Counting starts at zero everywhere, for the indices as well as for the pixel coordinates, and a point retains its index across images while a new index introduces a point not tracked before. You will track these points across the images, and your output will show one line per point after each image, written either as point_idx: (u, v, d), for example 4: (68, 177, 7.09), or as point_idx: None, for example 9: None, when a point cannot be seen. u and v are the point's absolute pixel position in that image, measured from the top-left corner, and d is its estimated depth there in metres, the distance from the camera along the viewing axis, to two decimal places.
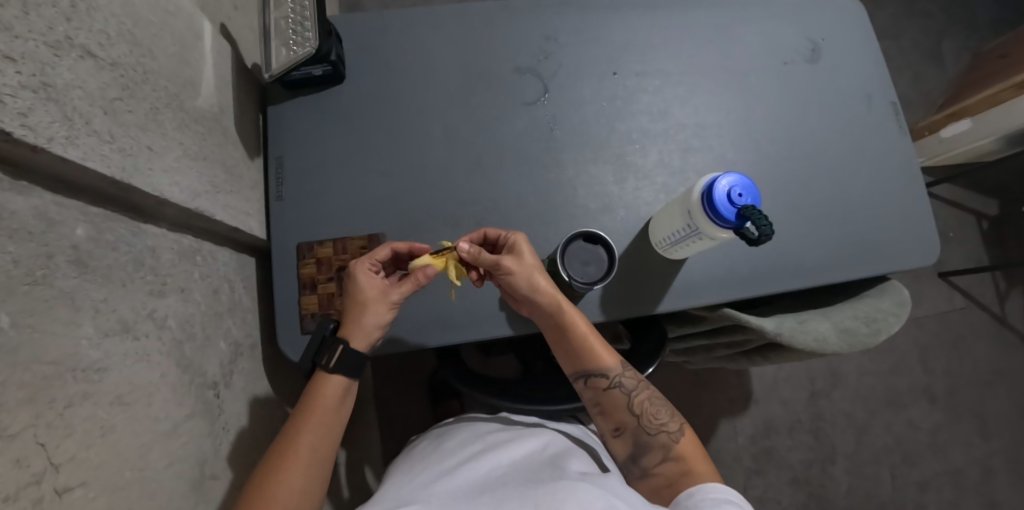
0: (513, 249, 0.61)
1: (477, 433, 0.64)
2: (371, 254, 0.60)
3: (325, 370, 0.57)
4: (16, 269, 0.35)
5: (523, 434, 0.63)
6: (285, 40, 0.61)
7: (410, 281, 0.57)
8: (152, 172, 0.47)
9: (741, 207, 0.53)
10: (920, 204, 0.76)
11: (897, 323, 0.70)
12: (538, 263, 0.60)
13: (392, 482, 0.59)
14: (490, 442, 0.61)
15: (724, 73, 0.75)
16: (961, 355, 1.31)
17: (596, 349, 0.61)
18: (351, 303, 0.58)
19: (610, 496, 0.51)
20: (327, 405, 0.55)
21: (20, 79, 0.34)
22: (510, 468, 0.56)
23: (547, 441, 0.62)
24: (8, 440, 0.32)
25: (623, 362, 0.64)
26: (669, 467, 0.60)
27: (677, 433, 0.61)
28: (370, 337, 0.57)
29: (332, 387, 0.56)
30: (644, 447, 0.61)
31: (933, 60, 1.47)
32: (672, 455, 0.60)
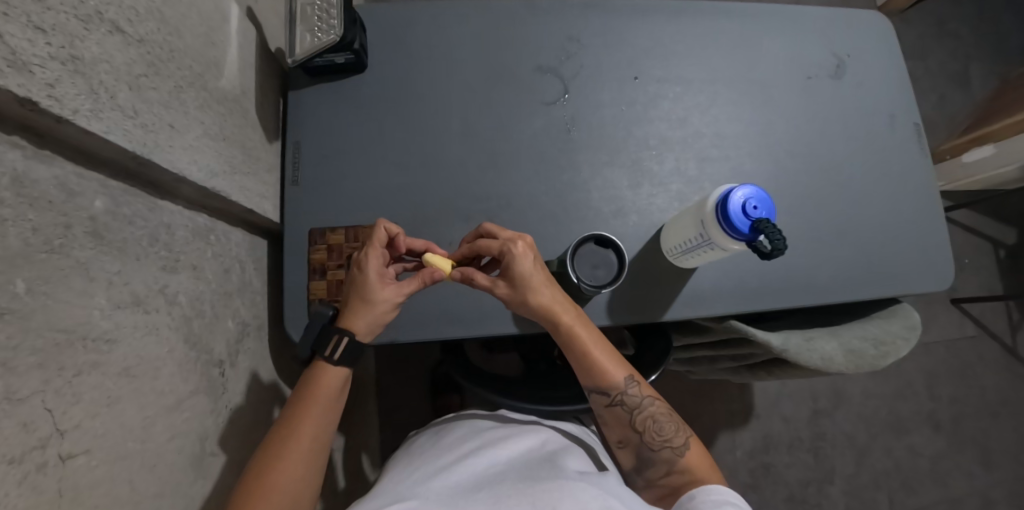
0: (508, 267, 0.58)
1: (476, 429, 0.64)
2: (372, 239, 0.57)
3: (324, 360, 0.57)
4: (34, 237, 0.36)
5: (521, 431, 0.64)
6: (310, 26, 0.61)
7: (418, 284, 0.56)
8: (172, 149, 0.48)
9: (756, 220, 0.53)
10: (937, 228, 0.75)
11: (905, 347, 0.69)
12: (537, 283, 0.57)
13: (392, 474, 0.60)
14: (489, 437, 0.62)
15: (747, 84, 0.74)
16: (968, 384, 1.30)
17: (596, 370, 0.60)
18: (358, 297, 0.56)
19: (607, 495, 0.52)
20: (325, 391, 0.56)
21: (48, 50, 0.35)
22: (508, 465, 0.57)
23: (546, 438, 0.63)
24: (16, 403, 0.33)
25: (631, 378, 0.62)
26: (674, 478, 0.60)
27: (682, 448, 0.61)
28: (372, 332, 0.57)
29: (332, 377, 0.57)
30: (649, 461, 0.62)
31: (960, 84, 1.44)
32: (675, 469, 0.60)
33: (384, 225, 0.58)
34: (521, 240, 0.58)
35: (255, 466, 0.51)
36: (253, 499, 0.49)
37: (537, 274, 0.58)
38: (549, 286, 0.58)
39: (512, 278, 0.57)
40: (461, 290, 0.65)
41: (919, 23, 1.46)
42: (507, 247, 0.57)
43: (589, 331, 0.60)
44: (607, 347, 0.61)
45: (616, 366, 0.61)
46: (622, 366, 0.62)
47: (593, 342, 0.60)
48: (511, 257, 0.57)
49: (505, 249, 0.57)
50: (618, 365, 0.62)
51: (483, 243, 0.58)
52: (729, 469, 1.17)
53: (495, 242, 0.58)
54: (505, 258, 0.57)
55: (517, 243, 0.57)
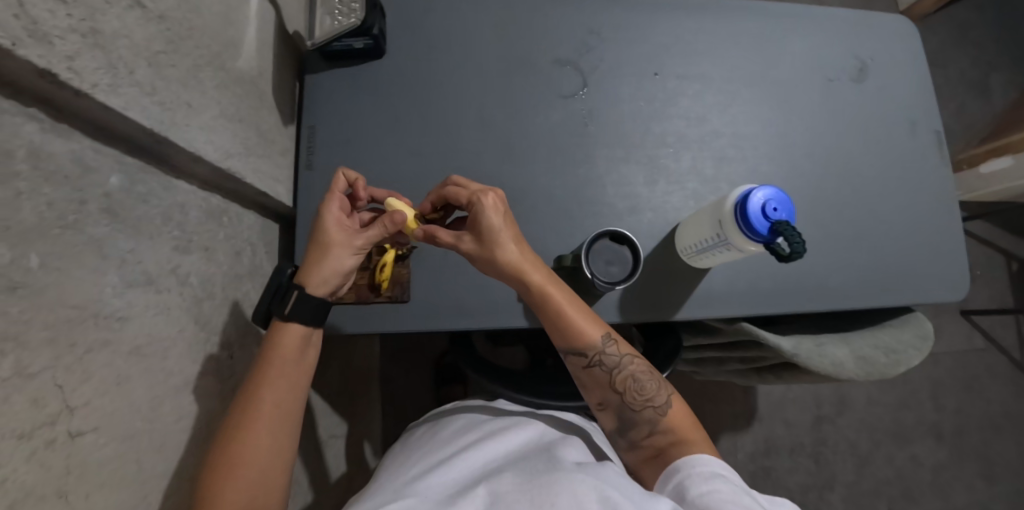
0: (479, 218, 0.56)
1: (474, 423, 0.64)
2: (330, 188, 0.57)
3: (282, 318, 0.54)
4: (49, 211, 0.35)
5: (518, 424, 0.63)
6: (330, 9, 0.60)
7: (379, 228, 0.55)
8: (189, 128, 0.47)
9: (775, 222, 0.52)
10: (953, 236, 0.74)
11: (917, 357, 0.68)
12: (507, 234, 0.56)
13: (393, 470, 0.59)
14: (486, 431, 0.61)
15: (768, 85, 0.73)
16: (974, 396, 1.29)
17: (572, 329, 0.58)
18: (316, 246, 0.55)
19: (605, 484, 0.49)
20: (287, 356, 0.53)
21: (69, 22, 0.34)
22: (505, 459, 0.56)
23: (544, 431, 0.62)
24: (27, 379, 0.33)
25: (606, 337, 0.60)
26: (658, 438, 0.59)
27: (664, 406, 0.60)
28: (329, 283, 0.54)
29: (290, 337, 0.54)
30: (631, 422, 0.61)
31: (980, 93, 1.42)
32: (659, 429, 0.59)
33: (342, 176, 0.58)
34: (491, 192, 0.57)
35: (219, 441, 0.48)
36: (222, 478, 0.47)
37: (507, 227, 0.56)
38: (519, 243, 0.57)
39: (479, 230, 0.56)
40: (470, 281, 0.65)
41: (940, 29, 1.45)
42: (477, 199, 0.56)
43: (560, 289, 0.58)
44: (580, 306, 0.60)
45: (591, 324, 0.59)
46: (597, 324, 0.60)
47: (566, 298, 0.58)
48: (479, 207, 0.56)
49: (473, 198, 0.56)
50: (592, 324, 0.60)
51: (451, 192, 0.57)
52: None
53: (466, 193, 0.57)
54: (473, 208, 0.56)
55: (488, 195, 0.56)
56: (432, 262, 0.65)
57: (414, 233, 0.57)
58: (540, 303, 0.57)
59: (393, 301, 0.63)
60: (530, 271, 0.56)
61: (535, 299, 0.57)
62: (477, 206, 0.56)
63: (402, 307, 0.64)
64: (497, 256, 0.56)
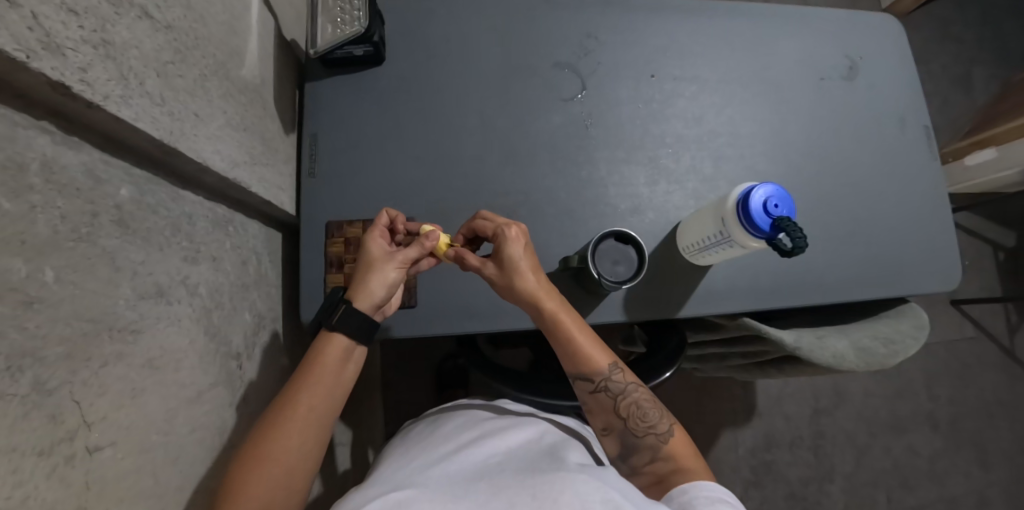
0: (498, 248, 0.58)
1: (476, 419, 0.64)
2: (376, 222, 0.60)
3: (330, 329, 0.55)
4: (62, 224, 0.35)
5: (520, 423, 0.63)
6: (333, 18, 0.60)
7: (418, 245, 0.56)
8: (197, 138, 0.47)
9: (777, 218, 0.53)
10: (945, 229, 0.76)
11: (915, 346, 0.69)
12: (525, 263, 0.58)
13: (393, 462, 0.59)
14: (487, 428, 0.61)
15: (762, 84, 0.75)
16: (966, 385, 1.32)
17: (581, 355, 0.59)
18: (362, 264, 0.57)
19: (608, 487, 0.50)
20: (329, 365, 0.54)
21: (82, 33, 0.34)
22: (507, 456, 0.56)
23: (543, 431, 0.62)
24: (45, 395, 0.33)
25: (614, 365, 0.61)
26: (659, 466, 0.58)
27: (667, 435, 0.59)
28: (374, 296, 0.55)
29: (334, 348, 0.55)
30: (633, 448, 0.60)
31: (963, 88, 1.46)
32: (661, 455, 0.58)
33: (389, 210, 0.61)
34: (513, 225, 0.59)
35: (255, 434, 0.49)
36: (251, 469, 0.47)
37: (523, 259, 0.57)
38: (534, 271, 0.58)
39: (498, 259, 0.58)
40: (477, 284, 0.65)
41: (924, 26, 1.48)
42: (500, 231, 0.58)
43: (570, 318, 0.59)
44: (590, 334, 0.60)
45: (599, 352, 0.60)
46: (606, 352, 0.60)
47: (577, 326, 0.59)
48: (501, 237, 0.58)
49: (497, 230, 0.58)
50: (601, 352, 0.60)
51: (478, 223, 0.60)
52: (731, 467, 1.19)
53: (490, 224, 0.59)
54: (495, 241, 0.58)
55: (510, 228, 0.58)
56: (437, 267, 0.65)
57: (447, 253, 0.58)
58: (550, 328, 0.58)
59: (400, 307, 0.63)
60: (543, 298, 0.57)
61: (546, 325, 0.58)
62: (500, 236, 0.58)
63: (410, 313, 0.64)
64: (511, 284, 0.57)
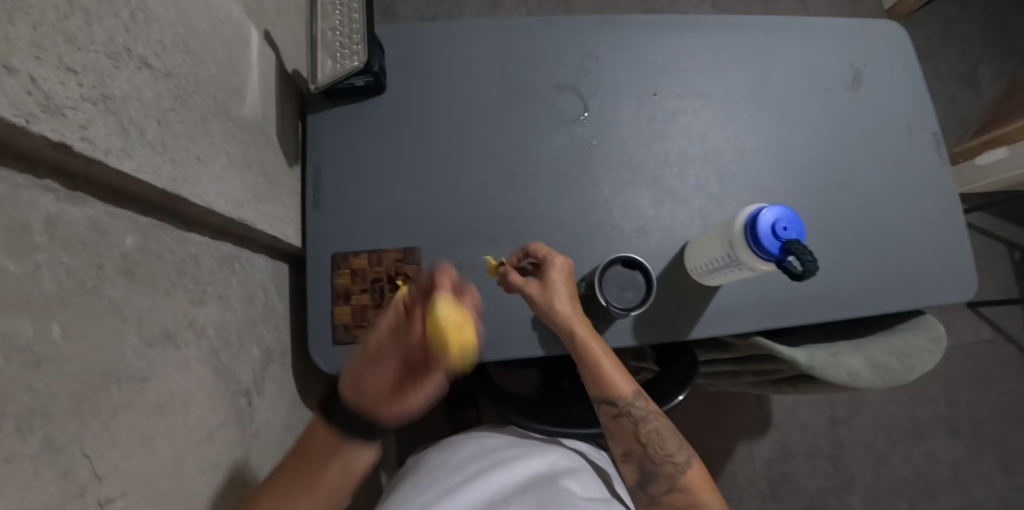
0: (543, 275, 0.60)
1: (486, 447, 0.63)
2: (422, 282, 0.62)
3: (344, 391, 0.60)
4: (68, 280, 0.35)
5: (530, 451, 0.62)
6: (332, 51, 0.60)
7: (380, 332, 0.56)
8: (200, 182, 0.47)
9: (786, 241, 0.52)
10: (958, 237, 0.74)
11: (933, 360, 0.68)
12: (565, 291, 0.58)
13: (399, 496, 0.58)
14: (496, 458, 0.60)
15: (766, 98, 0.74)
16: (987, 388, 1.29)
17: (608, 378, 0.58)
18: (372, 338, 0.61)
19: None
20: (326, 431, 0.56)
21: (81, 91, 0.35)
22: (513, 491, 0.56)
23: (554, 461, 0.61)
24: (55, 452, 0.33)
25: (638, 390, 0.60)
26: (676, 496, 0.57)
27: (685, 465, 0.59)
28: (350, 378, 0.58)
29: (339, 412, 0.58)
30: (650, 475, 0.59)
31: (970, 85, 1.44)
32: (678, 486, 0.58)
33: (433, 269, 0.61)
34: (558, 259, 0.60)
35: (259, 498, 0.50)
36: None
37: (560, 286, 0.58)
38: (569, 298, 0.58)
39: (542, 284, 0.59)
40: (487, 310, 0.64)
41: (928, 25, 1.46)
42: (548, 261, 0.60)
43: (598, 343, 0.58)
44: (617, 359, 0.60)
45: (624, 377, 0.59)
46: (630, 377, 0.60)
47: (605, 350, 0.59)
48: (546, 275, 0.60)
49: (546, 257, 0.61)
50: (626, 378, 0.60)
51: (531, 248, 0.62)
52: (748, 479, 1.17)
53: (541, 250, 0.61)
54: (544, 263, 0.60)
55: (557, 259, 0.60)
56: None
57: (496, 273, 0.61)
58: (578, 350, 0.58)
59: None
60: (576, 321, 0.57)
61: (575, 346, 0.58)
62: (546, 266, 0.60)
63: None
64: (547, 308, 0.57)
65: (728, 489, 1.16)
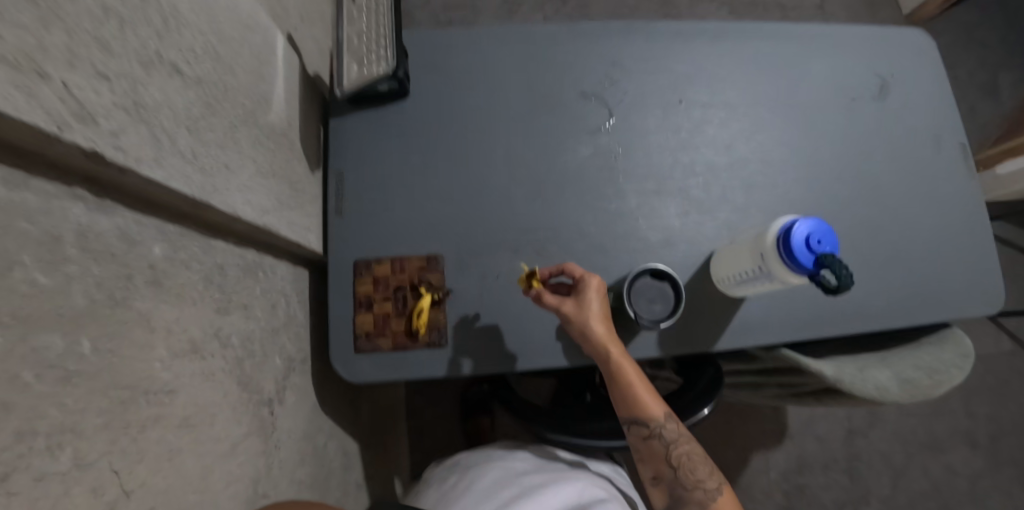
0: (578, 295, 0.58)
1: (512, 473, 0.62)
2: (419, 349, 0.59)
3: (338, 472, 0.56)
4: (98, 292, 0.35)
5: (557, 479, 0.61)
6: (359, 57, 0.60)
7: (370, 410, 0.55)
8: (227, 190, 0.46)
9: (820, 254, 0.51)
10: (988, 250, 0.73)
11: (961, 376, 0.66)
12: (602, 312, 0.57)
13: None
14: (523, 485, 0.59)
15: (793, 108, 0.73)
16: (1006, 401, 1.27)
17: (642, 401, 0.57)
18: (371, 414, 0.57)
19: None
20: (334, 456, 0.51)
21: (113, 98, 0.34)
22: None
23: (582, 491, 0.60)
24: (85, 469, 0.32)
25: (669, 413, 0.59)
26: None
27: (715, 492, 0.57)
28: None
29: None
30: (680, 501, 0.58)
31: (990, 93, 1.42)
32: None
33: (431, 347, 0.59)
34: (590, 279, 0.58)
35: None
36: None
37: (597, 307, 0.57)
38: (606, 318, 0.57)
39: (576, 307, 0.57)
40: (510, 321, 0.63)
41: (947, 32, 1.44)
42: (583, 282, 0.58)
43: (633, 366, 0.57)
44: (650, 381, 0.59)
45: (657, 400, 0.58)
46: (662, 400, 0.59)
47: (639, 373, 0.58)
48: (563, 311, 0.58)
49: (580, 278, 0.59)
50: (659, 401, 0.59)
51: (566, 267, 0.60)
52: (764, 491, 1.16)
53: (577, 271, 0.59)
54: (579, 285, 0.59)
55: (593, 280, 0.58)
56: (467, 306, 0.63)
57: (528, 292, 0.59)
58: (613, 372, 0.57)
59: (428, 346, 0.61)
60: (611, 342, 0.56)
61: (610, 368, 0.57)
62: (581, 287, 0.58)
63: (441, 354, 0.62)
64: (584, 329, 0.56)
65: (744, 500, 1.15)
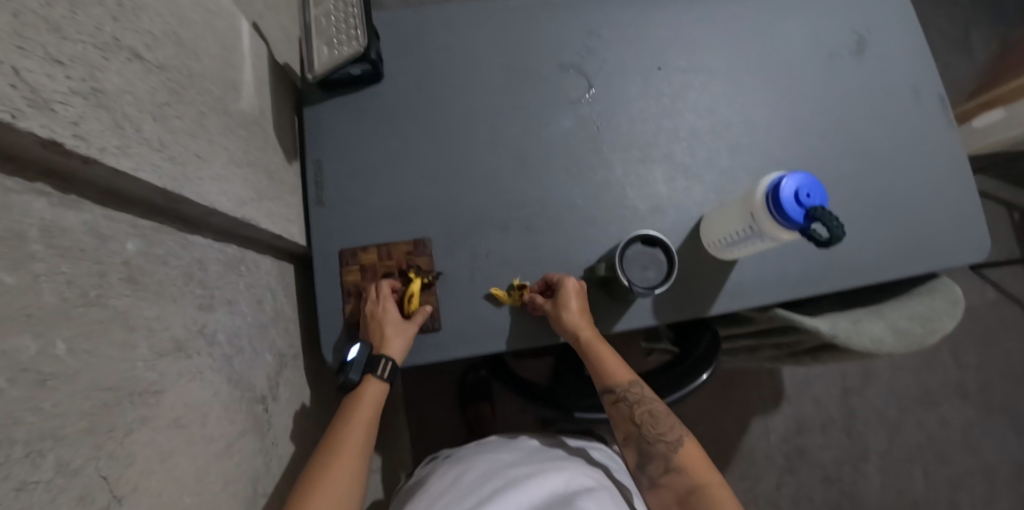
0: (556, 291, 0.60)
1: (497, 466, 0.59)
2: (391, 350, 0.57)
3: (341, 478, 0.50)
4: (70, 291, 0.33)
5: (545, 468, 0.58)
6: (328, 38, 0.58)
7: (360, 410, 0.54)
8: (201, 181, 0.44)
9: (810, 208, 0.50)
10: (972, 196, 0.73)
11: (954, 322, 0.67)
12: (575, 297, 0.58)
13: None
14: (509, 476, 0.56)
15: (773, 68, 0.72)
16: (993, 350, 1.30)
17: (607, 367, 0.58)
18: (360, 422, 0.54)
19: None
20: (365, 407, 0.54)
21: (70, 84, 0.32)
22: None
23: (571, 479, 0.57)
24: (70, 476, 0.30)
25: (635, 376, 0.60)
26: (673, 477, 0.56)
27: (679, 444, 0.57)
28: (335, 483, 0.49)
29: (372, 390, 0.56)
30: (648, 457, 0.58)
31: (961, 50, 1.44)
32: (673, 466, 0.56)
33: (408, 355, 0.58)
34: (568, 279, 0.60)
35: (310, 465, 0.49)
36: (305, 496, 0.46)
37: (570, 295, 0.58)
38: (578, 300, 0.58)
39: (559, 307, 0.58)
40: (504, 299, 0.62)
41: None
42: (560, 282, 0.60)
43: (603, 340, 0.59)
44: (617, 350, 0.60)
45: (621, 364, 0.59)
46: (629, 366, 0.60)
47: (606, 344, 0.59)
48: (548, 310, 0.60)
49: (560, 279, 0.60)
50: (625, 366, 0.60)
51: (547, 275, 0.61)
52: (765, 455, 1.17)
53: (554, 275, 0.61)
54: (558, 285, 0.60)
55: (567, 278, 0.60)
56: (459, 287, 0.62)
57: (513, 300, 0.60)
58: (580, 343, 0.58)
59: (423, 331, 0.60)
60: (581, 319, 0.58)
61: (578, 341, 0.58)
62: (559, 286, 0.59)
63: (435, 339, 0.61)
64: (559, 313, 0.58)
65: (746, 465, 1.16)
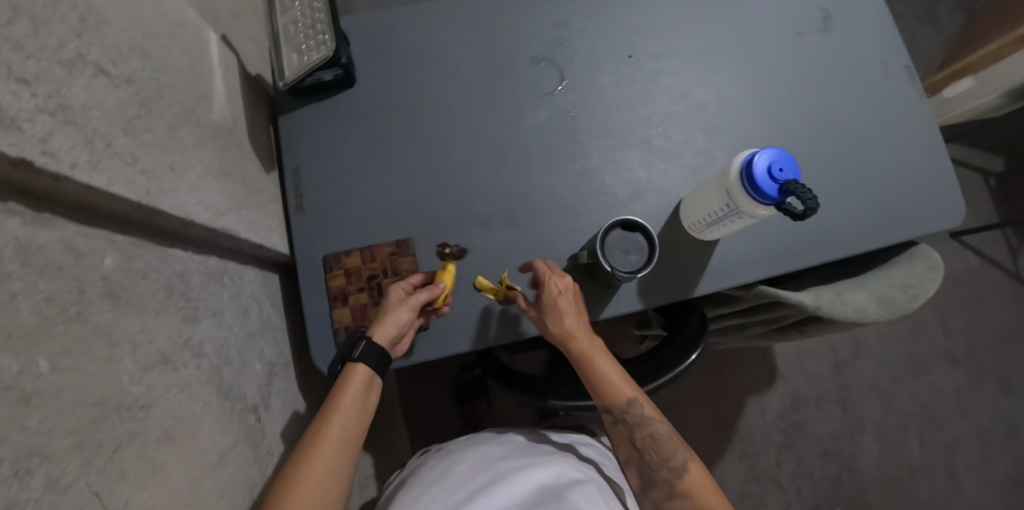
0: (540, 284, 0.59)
1: (488, 459, 0.60)
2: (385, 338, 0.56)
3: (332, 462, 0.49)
4: (49, 308, 0.33)
5: (535, 461, 0.59)
6: (297, 44, 0.58)
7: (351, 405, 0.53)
8: (176, 193, 0.44)
9: (783, 183, 0.51)
10: (944, 164, 0.75)
11: (933, 287, 0.69)
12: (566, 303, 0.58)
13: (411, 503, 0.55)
14: (500, 470, 0.57)
15: (741, 49, 0.74)
16: (979, 315, 1.32)
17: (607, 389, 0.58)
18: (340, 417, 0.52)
19: None
20: (350, 397, 0.52)
21: (36, 102, 0.32)
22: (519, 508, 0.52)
23: (560, 473, 0.58)
24: (60, 492, 0.30)
25: (636, 394, 0.59)
26: (676, 501, 0.57)
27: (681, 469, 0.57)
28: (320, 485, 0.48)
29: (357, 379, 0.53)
30: (650, 481, 0.59)
31: (928, 22, 1.47)
32: (677, 491, 0.56)
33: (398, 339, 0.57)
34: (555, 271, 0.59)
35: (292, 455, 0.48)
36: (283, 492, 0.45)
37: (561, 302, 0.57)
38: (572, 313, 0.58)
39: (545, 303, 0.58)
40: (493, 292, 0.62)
41: None
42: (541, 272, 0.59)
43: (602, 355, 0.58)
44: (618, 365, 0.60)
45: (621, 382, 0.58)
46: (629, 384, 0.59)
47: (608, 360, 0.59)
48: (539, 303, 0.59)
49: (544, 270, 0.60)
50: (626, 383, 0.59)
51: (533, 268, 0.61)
52: (762, 433, 1.19)
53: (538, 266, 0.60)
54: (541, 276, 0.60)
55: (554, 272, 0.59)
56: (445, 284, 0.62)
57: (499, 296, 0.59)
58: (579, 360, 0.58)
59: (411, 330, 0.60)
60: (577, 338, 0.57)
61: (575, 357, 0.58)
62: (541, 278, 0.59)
63: (423, 337, 0.61)
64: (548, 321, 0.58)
65: (745, 444, 1.17)
